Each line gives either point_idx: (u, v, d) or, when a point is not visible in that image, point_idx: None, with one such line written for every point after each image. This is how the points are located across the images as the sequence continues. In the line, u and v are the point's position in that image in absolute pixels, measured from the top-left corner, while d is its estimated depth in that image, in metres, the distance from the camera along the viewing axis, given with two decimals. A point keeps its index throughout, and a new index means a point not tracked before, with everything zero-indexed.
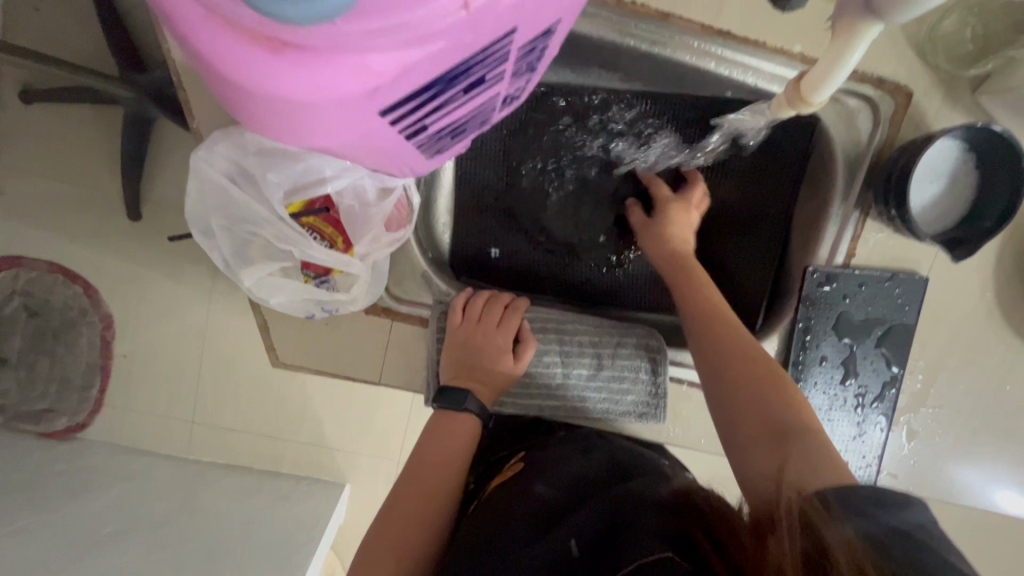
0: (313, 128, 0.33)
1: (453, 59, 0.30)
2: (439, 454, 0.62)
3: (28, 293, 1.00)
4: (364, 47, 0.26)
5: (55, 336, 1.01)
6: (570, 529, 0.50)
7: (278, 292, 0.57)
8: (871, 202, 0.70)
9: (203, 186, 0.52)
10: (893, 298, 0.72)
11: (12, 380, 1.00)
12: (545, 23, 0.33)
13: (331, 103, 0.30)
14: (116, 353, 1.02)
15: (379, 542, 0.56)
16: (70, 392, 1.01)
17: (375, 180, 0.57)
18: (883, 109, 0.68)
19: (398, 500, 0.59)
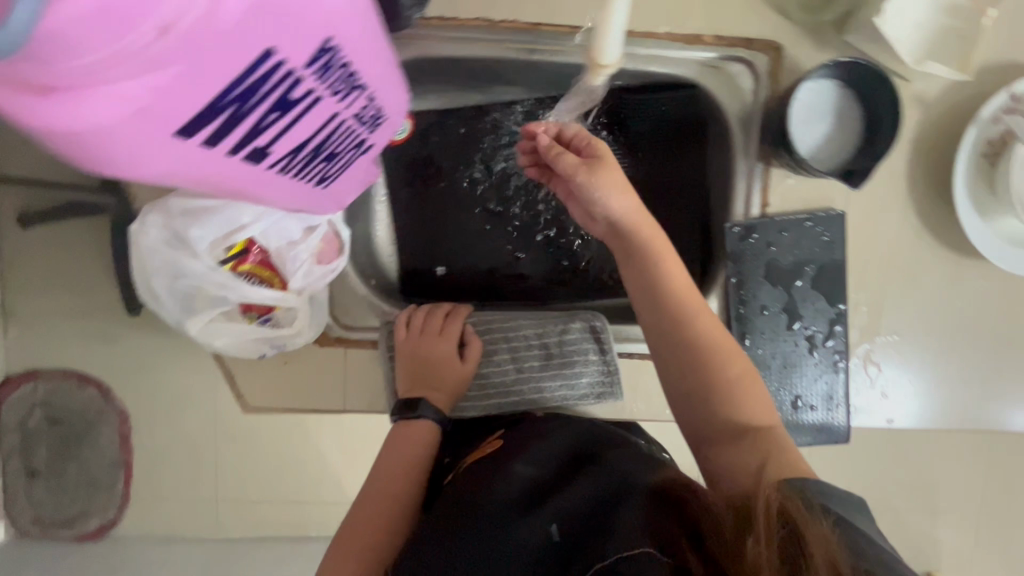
0: (122, 163, 0.28)
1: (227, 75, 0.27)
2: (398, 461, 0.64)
3: (49, 403, 1.00)
4: (105, 76, 0.23)
5: (78, 441, 1.01)
6: (554, 513, 0.49)
7: (224, 335, 0.63)
8: (770, 152, 0.74)
9: (144, 255, 0.59)
10: (816, 238, 0.75)
11: (44, 490, 1.00)
12: (332, 39, 0.31)
13: (101, 146, 0.26)
14: (138, 447, 1.03)
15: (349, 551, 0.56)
16: (99, 492, 1.01)
17: (298, 220, 0.63)
18: (760, 66, 0.72)
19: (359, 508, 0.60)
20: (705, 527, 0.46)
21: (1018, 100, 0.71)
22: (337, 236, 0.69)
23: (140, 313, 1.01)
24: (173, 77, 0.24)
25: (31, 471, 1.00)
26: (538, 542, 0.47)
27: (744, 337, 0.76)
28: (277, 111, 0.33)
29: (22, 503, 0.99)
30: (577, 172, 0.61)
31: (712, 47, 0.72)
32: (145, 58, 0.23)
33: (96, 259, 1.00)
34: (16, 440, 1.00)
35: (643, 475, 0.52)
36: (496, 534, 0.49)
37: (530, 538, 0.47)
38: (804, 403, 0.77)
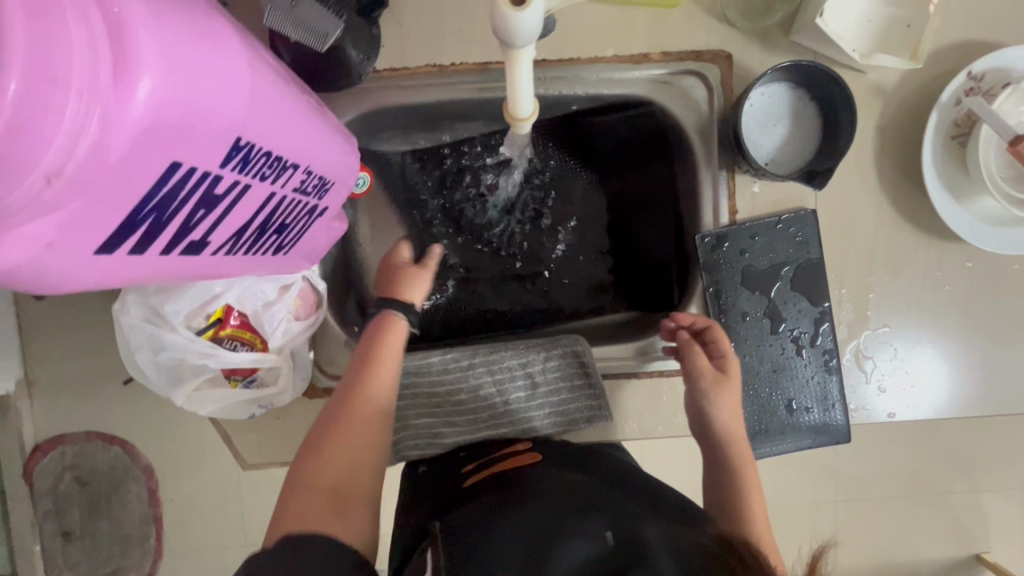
0: (49, 287, 0.29)
1: (136, 194, 0.28)
2: (358, 412, 0.58)
3: (76, 465, 1.03)
4: (8, 224, 0.24)
5: (107, 500, 1.05)
6: (607, 521, 0.47)
7: (210, 401, 0.64)
8: (731, 160, 0.74)
9: (126, 333, 0.61)
10: (790, 239, 0.74)
11: (79, 550, 1.04)
12: (240, 137, 0.33)
13: (25, 279, 0.27)
14: (165, 500, 1.07)
15: (309, 499, 0.51)
16: (132, 547, 1.07)
17: (271, 281, 0.65)
18: (710, 77, 0.73)
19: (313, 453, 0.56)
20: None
21: (979, 79, 0.70)
22: (314, 291, 0.70)
23: None
24: (76, 212, 0.25)
25: (66, 531, 1.04)
26: (594, 550, 0.44)
27: None
28: (203, 208, 0.34)
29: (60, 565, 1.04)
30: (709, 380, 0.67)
31: (660, 64, 0.73)
32: (43, 201, 0.24)
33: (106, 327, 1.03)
34: (49, 503, 1.03)
35: (699, 531, 0.47)
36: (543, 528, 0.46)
37: (585, 542, 0.44)
38: (799, 405, 0.76)
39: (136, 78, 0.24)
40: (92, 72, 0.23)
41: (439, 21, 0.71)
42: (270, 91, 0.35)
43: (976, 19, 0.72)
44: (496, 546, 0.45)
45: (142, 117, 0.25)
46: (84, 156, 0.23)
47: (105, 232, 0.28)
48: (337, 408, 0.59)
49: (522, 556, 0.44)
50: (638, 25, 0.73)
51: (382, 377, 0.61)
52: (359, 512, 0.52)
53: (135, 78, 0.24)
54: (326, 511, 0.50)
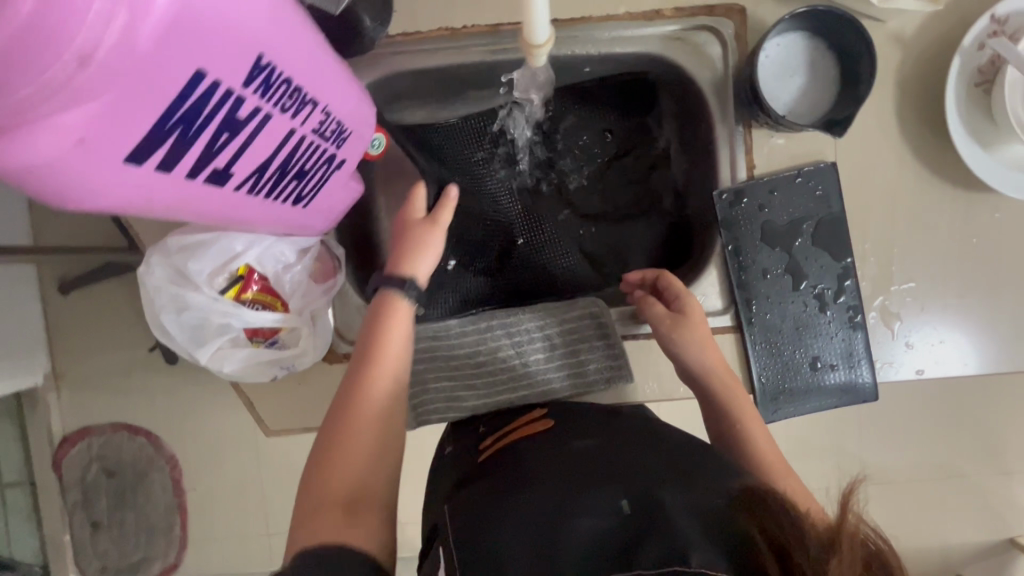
0: (81, 197, 0.30)
1: (162, 98, 0.28)
2: (362, 412, 0.53)
3: (104, 456, 1.07)
4: (41, 111, 0.24)
5: (132, 490, 1.08)
6: (620, 490, 0.46)
7: (234, 362, 0.65)
8: (748, 115, 0.73)
9: (150, 295, 0.62)
10: (811, 193, 0.73)
11: (107, 540, 1.08)
12: (263, 55, 0.33)
13: (58, 182, 0.28)
14: (187, 489, 1.08)
15: (324, 518, 0.47)
16: (159, 536, 1.08)
17: (291, 243, 0.66)
18: (725, 31, 0.72)
19: (322, 457, 0.52)
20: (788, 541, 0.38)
21: (1002, 23, 0.68)
22: (333, 255, 0.70)
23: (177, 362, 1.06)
24: (106, 106, 0.26)
25: (95, 522, 1.08)
26: (606, 526, 0.43)
27: (750, 304, 0.74)
28: (227, 131, 0.35)
29: (89, 554, 1.08)
30: (664, 325, 0.69)
31: (673, 20, 0.72)
32: (74, 90, 0.24)
33: (133, 315, 1.07)
34: (79, 494, 1.07)
35: (718, 486, 0.46)
36: (554, 506, 0.46)
37: (598, 513, 0.44)
38: (825, 363, 0.74)
39: None
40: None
41: None
42: (290, 16, 0.35)
43: None
44: (502, 536, 0.45)
45: (165, 10, 0.25)
46: (110, 43, 0.24)
47: (133, 137, 0.28)
48: (340, 410, 0.54)
49: (533, 542, 0.43)
50: None
51: (386, 372, 0.56)
52: (377, 519, 0.48)
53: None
54: (346, 525, 0.47)
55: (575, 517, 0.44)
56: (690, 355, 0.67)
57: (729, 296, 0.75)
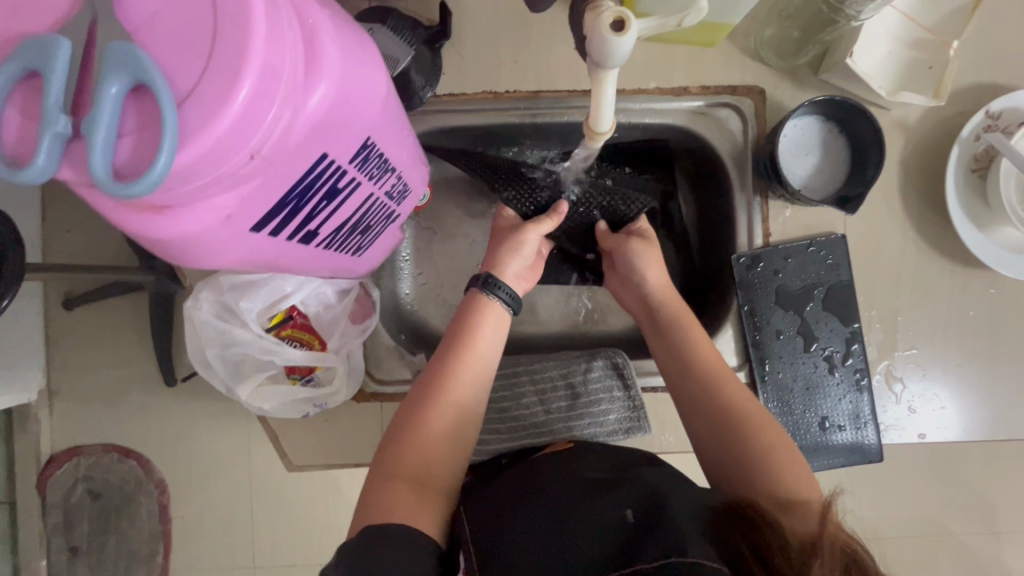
0: (204, 255, 0.33)
1: (291, 180, 0.32)
2: (447, 401, 0.60)
3: (89, 476, 1.07)
4: (204, 195, 0.28)
5: (118, 513, 1.08)
6: (624, 500, 0.49)
7: (270, 397, 0.67)
8: (765, 186, 0.78)
9: (196, 328, 0.65)
10: (822, 261, 0.78)
11: (87, 564, 1.09)
12: (370, 136, 0.37)
13: (192, 246, 0.31)
14: (175, 515, 1.07)
15: (396, 492, 0.54)
16: (139, 564, 1.07)
17: (334, 285, 0.68)
18: (746, 110, 0.78)
19: (402, 430, 0.59)
20: (767, 544, 0.45)
21: (996, 117, 0.75)
22: (369, 298, 0.74)
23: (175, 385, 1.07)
24: (252, 189, 0.30)
25: (74, 546, 1.08)
26: (611, 526, 0.47)
27: (764, 363, 0.78)
28: (326, 200, 0.38)
29: None
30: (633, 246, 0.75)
31: (698, 97, 0.78)
32: (235, 179, 0.28)
33: (146, 335, 1.08)
34: (60, 516, 1.08)
35: (699, 494, 0.51)
36: (556, 517, 0.49)
37: (605, 522, 0.47)
38: (833, 424, 0.78)
39: (319, 80, 0.28)
40: (291, 72, 0.27)
41: (493, 51, 0.77)
42: (391, 102, 0.39)
43: (991, 64, 0.78)
44: (515, 536, 0.49)
45: (314, 113, 0.29)
46: (273, 143, 0.28)
47: (263, 209, 0.32)
48: (424, 390, 0.61)
49: (544, 544, 0.47)
50: (678, 61, 0.78)
51: (471, 369, 0.63)
52: (437, 506, 0.55)
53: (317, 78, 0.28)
54: (413, 504, 0.53)
55: (579, 521, 0.48)
56: (680, 330, 0.69)
57: (743, 354, 0.79)
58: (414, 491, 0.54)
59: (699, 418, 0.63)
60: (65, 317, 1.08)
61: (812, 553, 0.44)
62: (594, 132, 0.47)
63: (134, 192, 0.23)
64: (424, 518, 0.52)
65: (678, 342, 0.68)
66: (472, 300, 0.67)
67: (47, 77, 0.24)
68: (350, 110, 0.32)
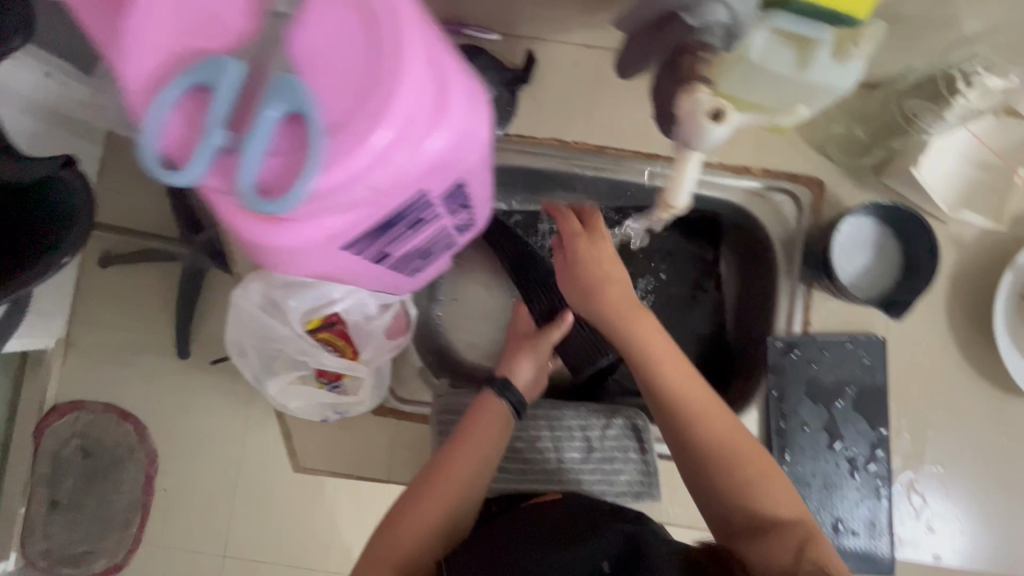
0: (295, 263, 0.37)
1: (390, 215, 0.35)
2: (435, 494, 0.66)
3: (84, 432, 1.31)
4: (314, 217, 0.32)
5: (101, 475, 1.31)
6: (598, 548, 0.54)
7: (296, 396, 0.69)
8: (812, 276, 0.79)
9: (241, 316, 0.68)
10: (858, 360, 0.77)
11: (67, 516, 1.29)
12: (463, 182, 0.40)
13: (289, 256, 0.35)
14: (156, 489, 1.29)
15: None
16: (111, 532, 1.28)
17: (377, 298, 0.69)
18: (803, 198, 0.79)
19: (399, 514, 0.65)
20: None
21: None
22: (406, 314, 0.75)
23: None
24: (355, 218, 0.33)
25: (53, 500, 1.30)
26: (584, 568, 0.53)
27: (784, 452, 0.77)
28: (410, 232, 0.41)
29: (40, 525, 1.29)
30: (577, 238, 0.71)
31: (758, 178, 0.80)
32: (345, 208, 0.32)
33: None
34: (46, 468, 1.30)
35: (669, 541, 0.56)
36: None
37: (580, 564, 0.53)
38: (846, 527, 0.76)
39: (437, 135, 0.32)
40: (418, 127, 0.31)
41: (566, 102, 0.80)
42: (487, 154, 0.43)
43: None
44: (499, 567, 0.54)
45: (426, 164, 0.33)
46: (388, 185, 0.31)
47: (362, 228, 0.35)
48: (423, 479, 0.67)
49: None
50: (744, 141, 0.80)
51: (466, 461, 0.67)
52: None
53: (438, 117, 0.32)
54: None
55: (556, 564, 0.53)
56: (649, 341, 0.65)
57: (765, 438, 0.78)
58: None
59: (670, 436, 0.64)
60: None
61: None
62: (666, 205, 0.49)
63: (273, 211, 0.28)
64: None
65: (634, 342, 0.65)
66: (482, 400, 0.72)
67: (215, 98, 0.28)
68: (455, 164, 0.36)
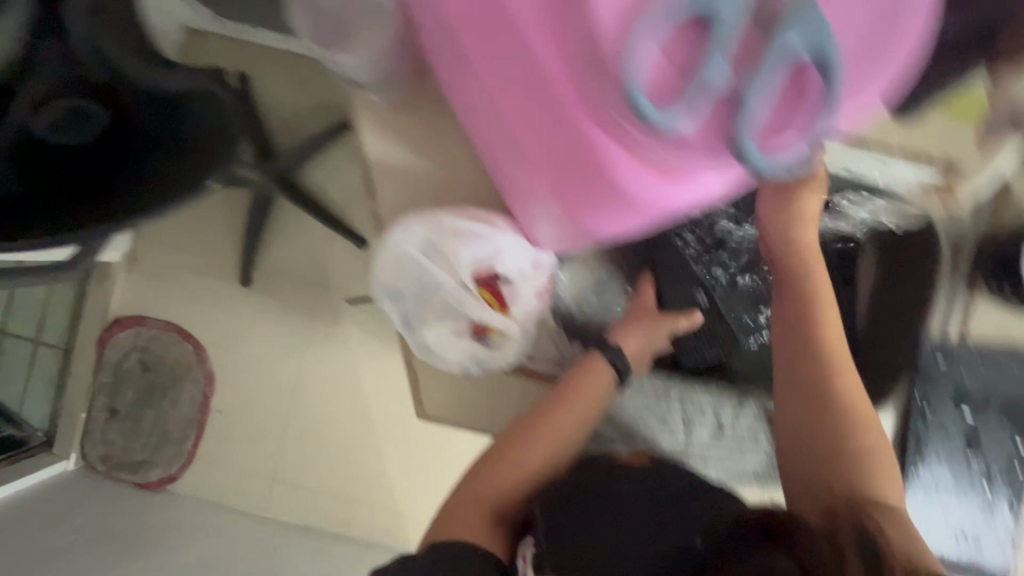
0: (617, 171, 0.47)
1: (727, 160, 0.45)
2: (526, 443, 0.72)
3: (145, 347, 1.49)
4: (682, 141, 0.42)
5: (161, 391, 1.49)
6: (683, 525, 0.60)
7: (446, 345, 0.65)
8: (979, 278, 0.75)
9: (399, 259, 0.66)
10: (1014, 373, 0.74)
11: (129, 424, 1.49)
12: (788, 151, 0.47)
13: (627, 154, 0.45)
14: (213, 409, 1.49)
15: (467, 517, 0.70)
16: (170, 441, 1.49)
17: (531, 253, 0.68)
18: (984, 196, 0.74)
19: (492, 455, 0.74)
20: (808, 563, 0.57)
21: None
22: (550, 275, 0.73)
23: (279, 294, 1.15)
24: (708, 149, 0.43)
25: (112, 408, 1.50)
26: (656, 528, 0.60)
27: (919, 457, 0.75)
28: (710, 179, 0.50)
29: (100, 428, 1.48)
30: None
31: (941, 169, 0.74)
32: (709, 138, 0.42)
33: None
34: (110, 377, 1.49)
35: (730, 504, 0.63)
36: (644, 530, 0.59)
37: (652, 529, 0.59)
38: (968, 535, 0.76)
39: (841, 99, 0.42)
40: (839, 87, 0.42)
41: None
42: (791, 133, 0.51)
43: None
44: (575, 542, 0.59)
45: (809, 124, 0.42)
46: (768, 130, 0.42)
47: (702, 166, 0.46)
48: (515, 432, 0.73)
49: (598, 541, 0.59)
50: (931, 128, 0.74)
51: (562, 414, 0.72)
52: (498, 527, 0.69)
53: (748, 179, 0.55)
54: (489, 531, 0.68)
55: (627, 525, 0.60)
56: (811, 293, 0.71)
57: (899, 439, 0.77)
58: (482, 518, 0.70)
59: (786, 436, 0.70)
60: None
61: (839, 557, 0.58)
62: None
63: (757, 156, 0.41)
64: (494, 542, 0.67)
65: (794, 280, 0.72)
66: (587, 361, 0.74)
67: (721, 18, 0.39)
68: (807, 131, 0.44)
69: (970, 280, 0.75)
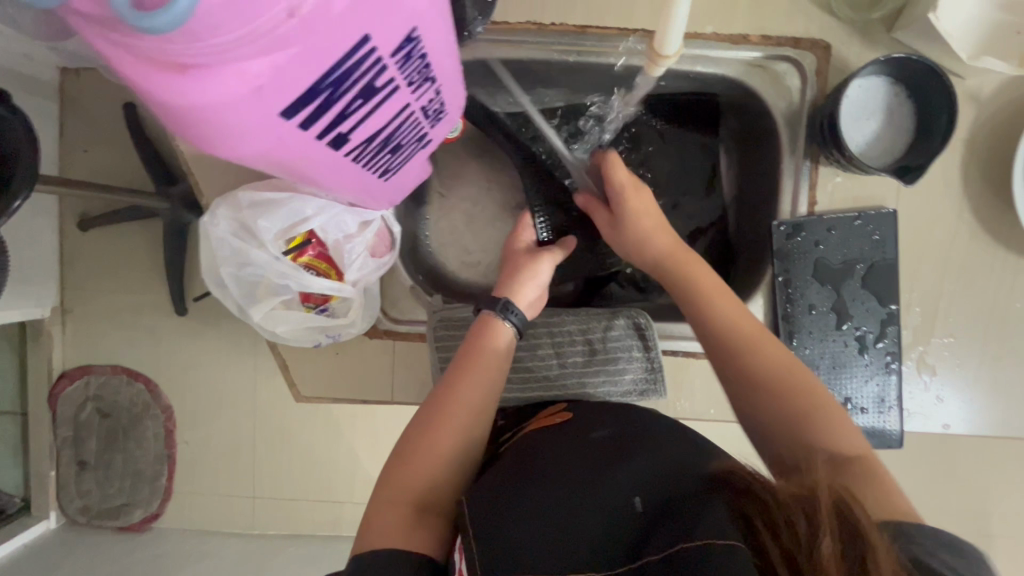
0: (221, 139, 0.34)
1: (325, 60, 0.32)
2: (446, 416, 0.57)
3: (99, 396, 1.10)
4: (232, 56, 0.28)
5: None
6: (631, 488, 0.45)
7: (282, 322, 0.67)
8: (817, 150, 0.73)
9: (213, 244, 0.62)
10: (867, 236, 0.73)
11: None
12: (414, 29, 0.36)
13: (196, 116, 0.31)
14: None
15: (389, 514, 0.50)
16: None
17: (355, 215, 0.65)
18: (807, 65, 0.72)
19: (410, 439, 0.56)
20: (859, 532, 0.36)
21: None
22: (389, 231, 0.71)
23: (186, 313, 1.08)
24: (288, 56, 0.30)
25: None
26: (614, 511, 0.44)
27: (791, 337, 0.74)
28: (360, 98, 0.37)
29: None
30: None
31: (758, 47, 0.72)
32: (270, 39, 0.28)
33: (157, 262, 1.10)
34: None
35: (697, 468, 0.47)
36: (551, 534, 0.43)
37: (611, 504, 0.44)
38: (854, 405, 0.75)
39: None
40: None
41: None
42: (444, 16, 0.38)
43: None
44: (513, 528, 0.43)
45: None
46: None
47: (295, 93, 0.33)
48: (435, 402, 0.58)
49: (547, 540, 0.42)
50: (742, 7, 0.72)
51: (477, 373, 0.60)
52: (434, 524, 0.50)
53: (432, 70, 0.42)
54: (405, 526, 0.49)
55: (580, 514, 0.44)
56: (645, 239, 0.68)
57: (770, 325, 0.76)
58: (409, 514, 0.50)
59: (751, 420, 0.55)
60: (77, 237, 1.10)
61: (805, 497, 0.39)
62: (659, 52, 0.55)
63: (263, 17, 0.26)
64: (419, 537, 0.48)
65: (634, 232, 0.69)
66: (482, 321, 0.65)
67: None
68: None
69: (810, 153, 0.74)
